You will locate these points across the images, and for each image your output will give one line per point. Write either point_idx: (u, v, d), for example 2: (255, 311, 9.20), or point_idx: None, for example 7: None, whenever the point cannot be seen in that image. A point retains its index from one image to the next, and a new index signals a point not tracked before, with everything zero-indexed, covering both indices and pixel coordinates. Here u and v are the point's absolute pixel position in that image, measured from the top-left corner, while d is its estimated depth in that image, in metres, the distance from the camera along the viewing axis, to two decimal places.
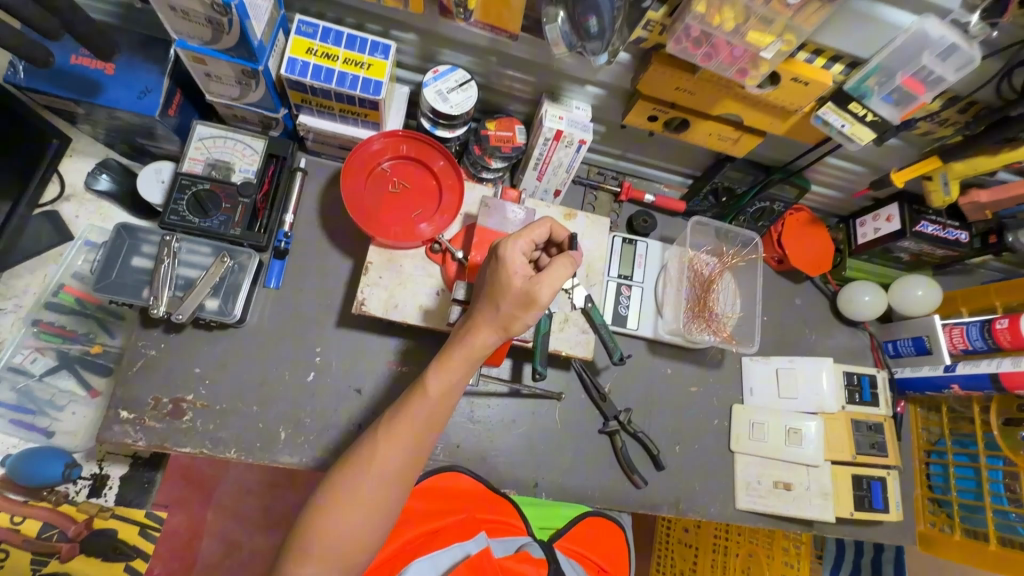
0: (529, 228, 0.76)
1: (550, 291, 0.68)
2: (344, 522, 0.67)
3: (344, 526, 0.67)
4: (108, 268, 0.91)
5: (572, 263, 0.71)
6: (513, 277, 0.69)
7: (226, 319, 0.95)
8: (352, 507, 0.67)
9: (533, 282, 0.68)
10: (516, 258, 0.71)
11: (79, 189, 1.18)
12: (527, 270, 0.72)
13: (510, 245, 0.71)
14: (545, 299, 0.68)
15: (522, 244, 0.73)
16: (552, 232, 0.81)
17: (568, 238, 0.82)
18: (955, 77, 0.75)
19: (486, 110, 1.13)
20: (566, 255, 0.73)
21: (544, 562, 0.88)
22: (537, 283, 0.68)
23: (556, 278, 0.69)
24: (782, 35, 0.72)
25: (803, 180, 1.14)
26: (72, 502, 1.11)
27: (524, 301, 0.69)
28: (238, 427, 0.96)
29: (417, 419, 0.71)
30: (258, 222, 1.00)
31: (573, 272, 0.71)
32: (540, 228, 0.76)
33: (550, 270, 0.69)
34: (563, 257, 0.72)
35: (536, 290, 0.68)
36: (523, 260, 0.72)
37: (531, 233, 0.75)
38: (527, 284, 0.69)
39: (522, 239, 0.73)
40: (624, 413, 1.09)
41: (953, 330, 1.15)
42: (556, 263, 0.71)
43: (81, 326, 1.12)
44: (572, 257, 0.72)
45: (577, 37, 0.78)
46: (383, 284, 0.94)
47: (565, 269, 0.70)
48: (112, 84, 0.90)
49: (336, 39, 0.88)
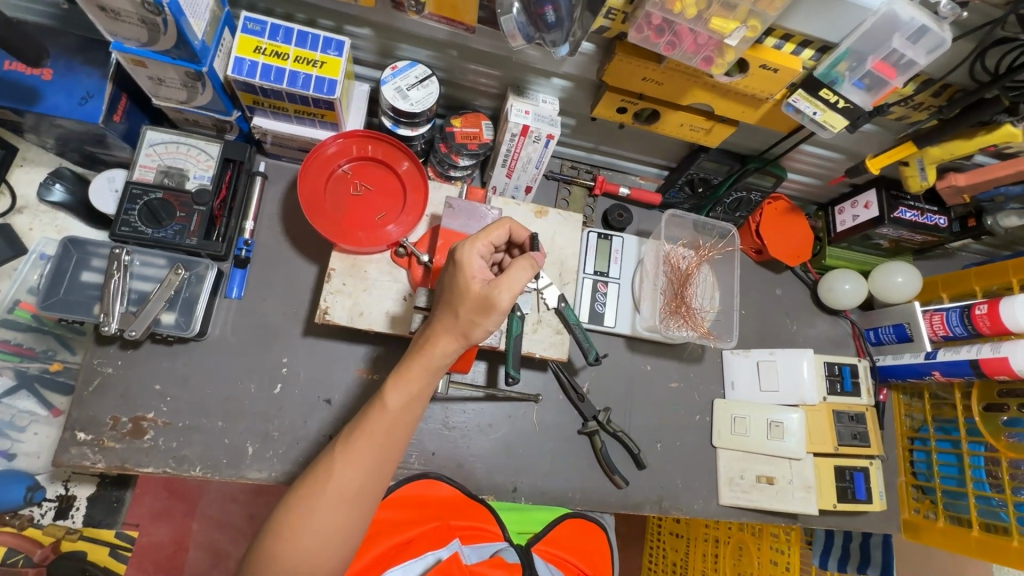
0: (487, 230, 0.73)
1: (509, 294, 0.66)
2: (301, 546, 0.63)
3: (302, 551, 0.63)
4: (56, 284, 0.88)
5: (533, 265, 0.69)
6: (471, 281, 0.67)
7: (185, 333, 0.91)
8: (310, 530, 0.64)
9: (491, 286, 0.66)
10: (473, 261, 0.68)
11: (32, 201, 1.11)
12: (485, 274, 0.69)
13: (468, 248, 0.69)
14: (504, 303, 0.65)
15: (480, 247, 0.70)
16: (512, 233, 0.79)
17: (529, 238, 0.80)
18: (926, 60, 0.72)
19: (452, 105, 1.09)
20: (526, 257, 0.70)
21: (518, 567, 0.85)
22: (496, 286, 0.65)
23: (516, 280, 0.66)
24: (746, 21, 0.69)
25: (781, 169, 1.09)
26: (37, 526, 1.10)
27: (483, 306, 0.66)
28: (202, 444, 0.93)
29: (376, 435, 0.67)
30: (216, 230, 0.96)
31: (534, 274, 0.68)
32: (498, 230, 0.74)
33: (509, 272, 0.67)
34: (523, 258, 0.69)
35: (495, 293, 0.65)
36: (482, 264, 0.69)
37: (489, 235, 0.72)
38: (486, 288, 0.66)
39: (479, 241, 0.70)
40: (603, 412, 1.07)
41: (933, 316, 1.14)
42: (515, 265, 0.68)
43: (40, 344, 1.05)
44: (533, 258, 0.69)
45: (534, 29, 0.74)
46: (347, 291, 0.91)
47: (526, 271, 0.68)
48: (51, 90, 0.85)
49: (286, 36, 0.84)
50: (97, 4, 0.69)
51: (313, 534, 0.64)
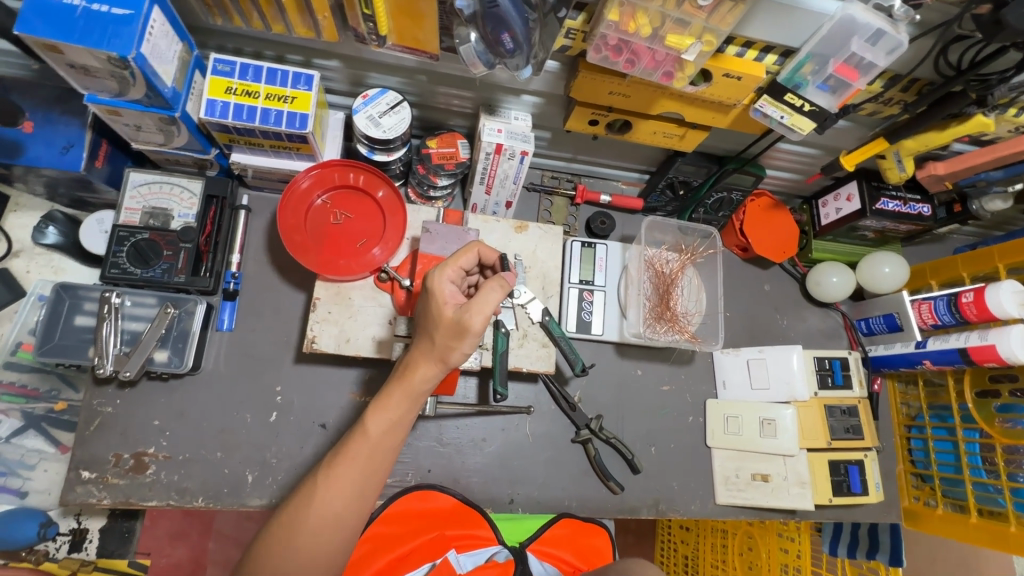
0: (456, 255, 0.76)
1: (481, 317, 0.66)
2: (282, 569, 0.65)
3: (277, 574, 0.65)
4: (51, 330, 0.91)
5: (504, 285, 0.69)
6: (443, 307, 0.69)
7: (178, 369, 0.94)
8: (287, 554, 0.65)
9: (463, 310, 0.67)
10: (444, 287, 0.71)
11: (27, 244, 1.14)
12: (458, 298, 0.71)
13: (438, 275, 0.72)
14: (476, 326, 0.66)
15: (450, 272, 0.73)
16: (482, 257, 0.81)
17: (499, 259, 0.81)
18: (886, 62, 0.72)
19: (427, 126, 1.11)
20: (497, 278, 0.71)
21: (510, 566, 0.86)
22: (467, 310, 0.67)
23: (488, 303, 0.67)
24: (701, 37, 0.69)
25: (760, 168, 1.09)
26: (53, 560, 1.14)
27: (456, 330, 0.67)
28: (202, 475, 0.95)
29: (357, 460, 0.69)
30: (203, 266, 0.99)
31: (505, 296, 0.69)
32: (467, 255, 0.77)
33: (481, 295, 0.67)
34: (494, 279, 0.70)
35: (466, 317, 0.66)
36: (453, 289, 0.72)
37: (460, 259, 0.75)
38: (459, 312, 0.68)
39: (450, 267, 0.73)
40: (595, 420, 1.08)
41: (921, 305, 1.13)
42: (486, 287, 0.69)
43: (43, 384, 1.09)
44: (503, 279, 0.70)
45: (494, 55, 0.75)
46: (333, 320, 0.93)
47: (497, 293, 0.68)
48: (33, 142, 0.88)
49: (255, 74, 0.85)
50: (67, 62, 0.72)
51: (294, 556, 0.65)
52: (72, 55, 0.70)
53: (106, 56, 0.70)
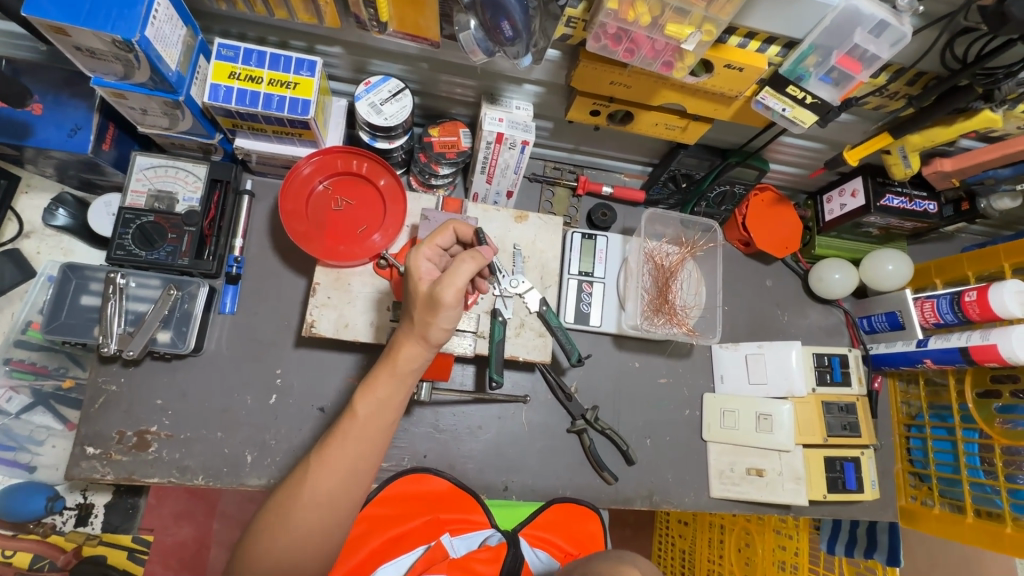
0: (433, 235, 0.77)
1: (452, 290, 0.67)
2: (274, 548, 0.66)
3: (266, 552, 0.67)
4: (57, 309, 0.93)
5: (477, 258, 0.69)
6: (419, 283, 0.71)
7: (180, 350, 0.96)
8: (279, 535, 0.67)
9: (435, 284, 0.68)
10: (420, 265, 0.73)
11: (38, 225, 1.16)
12: (433, 275, 0.73)
13: (414, 254, 0.73)
14: (449, 299, 0.67)
15: (427, 251, 0.75)
16: (461, 236, 0.82)
17: (475, 234, 0.81)
18: (889, 54, 0.71)
19: (429, 114, 1.11)
20: (471, 253, 0.70)
21: (504, 547, 0.86)
22: (439, 284, 0.67)
23: (459, 275, 0.67)
24: (701, 26, 0.69)
25: (763, 161, 1.08)
26: (60, 532, 1.16)
27: (431, 304, 0.68)
28: (203, 454, 0.97)
29: (347, 442, 0.70)
30: (206, 249, 1.00)
31: (478, 268, 0.68)
32: (443, 233, 0.78)
33: (451, 267, 0.68)
34: (466, 253, 0.70)
35: (439, 290, 0.67)
36: (430, 266, 0.73)
37: (436, 239, 0.76)
38: (432, 287, 0.68)
39: (426, 246, 0.75)
40: (590, 411, 1.09)
41: (924, 303, 1.12)
42: (459, 260, 0.69)
43: (52, 362, 1.12)
44: (476, 252, 0.70)
45: (493, 43, 0.75)
46: (333, 305, 0.94)
47: (470, 265, 0.68)
48: (41, 124, 0.89)
49: (259, 60, 0.86)
50: (74, 45, 0.73)
51: (287, 536, 0.67)
52: (79, 38, 0.72)
53: (110, 40, 0.71)
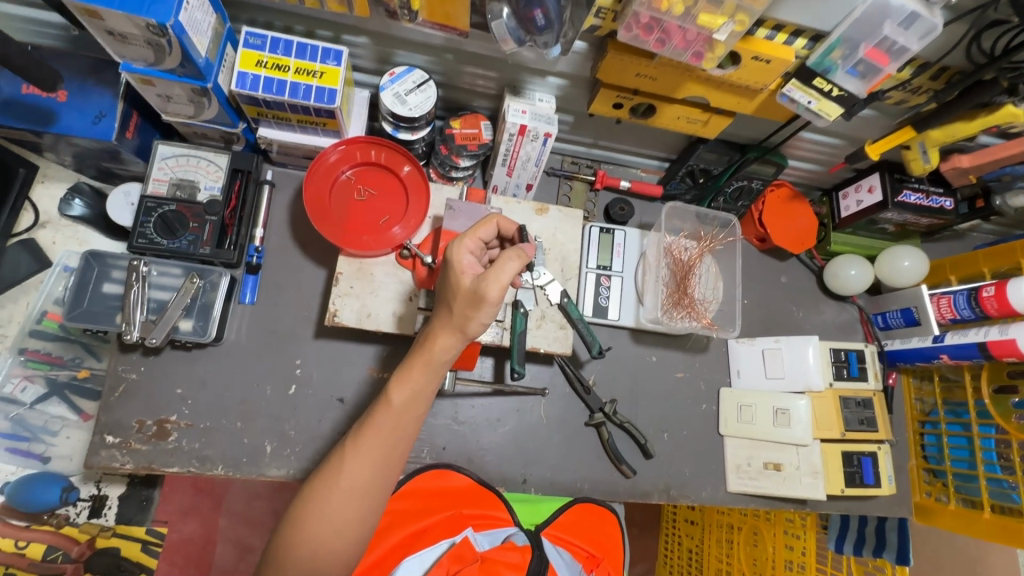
0: (475, 227, 0.77)
1: (497, 287, 0.67)
2: (312, 538, 0.66)
3: (305, 543, 0.66)
4: (80, 296, 0.93)
5: (522, 256, 0.70)
6: (461, 276, 0.71)
7: (202, 339, 0.96)
8: (317, 524, 0.67)
9: (479, 280, 0.67)
10: (462, 257, 0.72)
11: (54, 215, 1.16)
12: (475, 269, 0.73)
13: (457, 247, 0.73)
14: (493, 296, 0.67)
15: (468, 244, 0.74)
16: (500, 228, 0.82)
17: (517, 231, 0.82)
18: (919, 46, 0.72)
19: (450, 107, 1.11)
20: (515, 250, 0.70)
21: (529, 550, 0.85)
22: (483, 280, 0.67)
23: (504, 272, 0.67)
24: (733, 16, 0.70)
25: (781, 157, 1.08)
26: (74, 524, 1.16)
27: (473, 299, 0.68)
28: (223, 444, 0.97)
29: (382, 431, 0.70)
30: (228, 239, 1.00)
31: (522, 267, 0.68)
32: (486, 227, 0.78)
33: (496, 265, 0.67)
34: (510, 250, 0.70)
35: (483, 287, 0.67)
36: (472, 260, 0.73)
37: (477, 232, 0.76)
38: (475, 282, 0.68)
39: (468, 239, 0.75)
40: (609, 404, 1.09)
41: (941, 299, 1.13)
42: (503, 257, 0.69)
43: (67, 352, 1.11)
44: (521, 249, 0.70)
45: (525, 32, 0.75)
46: (356, 294, 0.94)
47: (515, 263, 0.68)
48: (65, 111, 0.89)
49: (286, 48, 0.86)
50: (106, 29, 0.73)
51: (325, 526, 0.67)
52: (111, 21, 0.72)
53: (144, 24, 0.71)
